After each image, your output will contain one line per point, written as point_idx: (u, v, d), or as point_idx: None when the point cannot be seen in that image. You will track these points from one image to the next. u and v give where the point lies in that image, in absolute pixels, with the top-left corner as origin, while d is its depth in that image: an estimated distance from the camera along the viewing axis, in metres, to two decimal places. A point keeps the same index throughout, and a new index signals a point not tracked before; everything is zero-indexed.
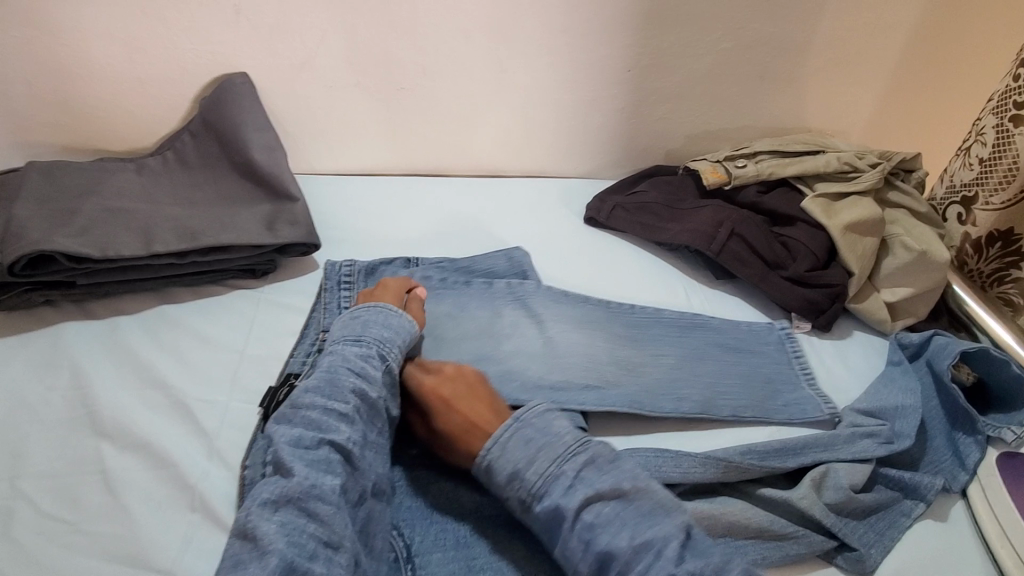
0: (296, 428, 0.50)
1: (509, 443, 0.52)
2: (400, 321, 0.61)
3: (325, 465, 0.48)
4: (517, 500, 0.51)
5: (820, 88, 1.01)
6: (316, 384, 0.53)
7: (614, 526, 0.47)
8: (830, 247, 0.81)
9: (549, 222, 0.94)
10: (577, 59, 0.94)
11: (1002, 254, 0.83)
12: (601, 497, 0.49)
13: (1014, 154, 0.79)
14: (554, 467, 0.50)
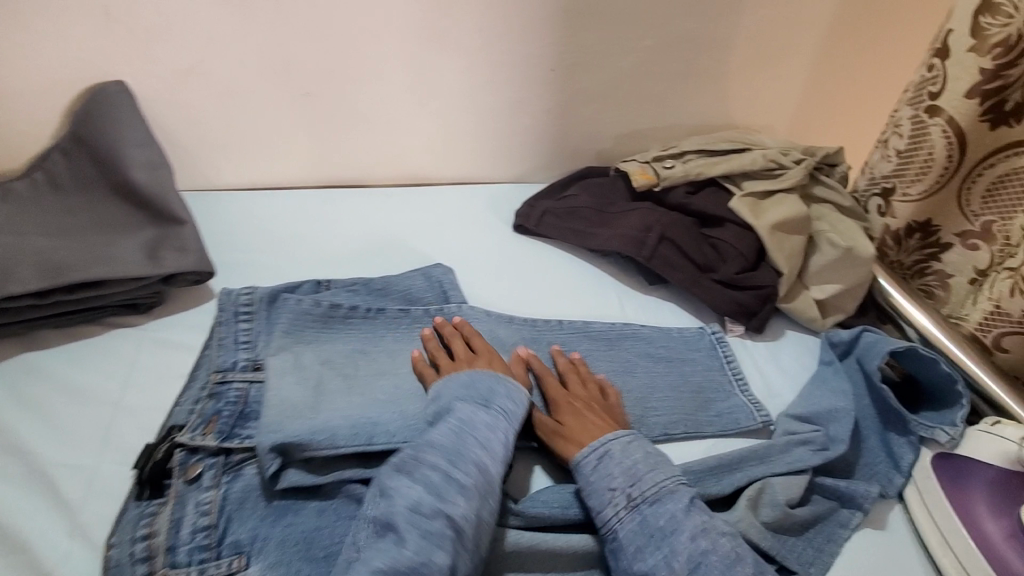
0: (416, 486, 0.49)
1: (627, 448, 0.57)
2: (519, 390, 0.61)
3: (440, 541, 0.46)
4: (622, 496, 0.54)
5: (744, 84, 1.00)
6: (445, 443, 0.52)
7: (725, 551, 0.51)
8: (758, 247, 0.79)
9: (476, 233, 0.89)
10: (496, 59, 0.89)
11: (921, 245, 0.86)
12: (716, 528, 0.52)
13: (931, 145, 0.80)
14: (672, 483, 0.55)
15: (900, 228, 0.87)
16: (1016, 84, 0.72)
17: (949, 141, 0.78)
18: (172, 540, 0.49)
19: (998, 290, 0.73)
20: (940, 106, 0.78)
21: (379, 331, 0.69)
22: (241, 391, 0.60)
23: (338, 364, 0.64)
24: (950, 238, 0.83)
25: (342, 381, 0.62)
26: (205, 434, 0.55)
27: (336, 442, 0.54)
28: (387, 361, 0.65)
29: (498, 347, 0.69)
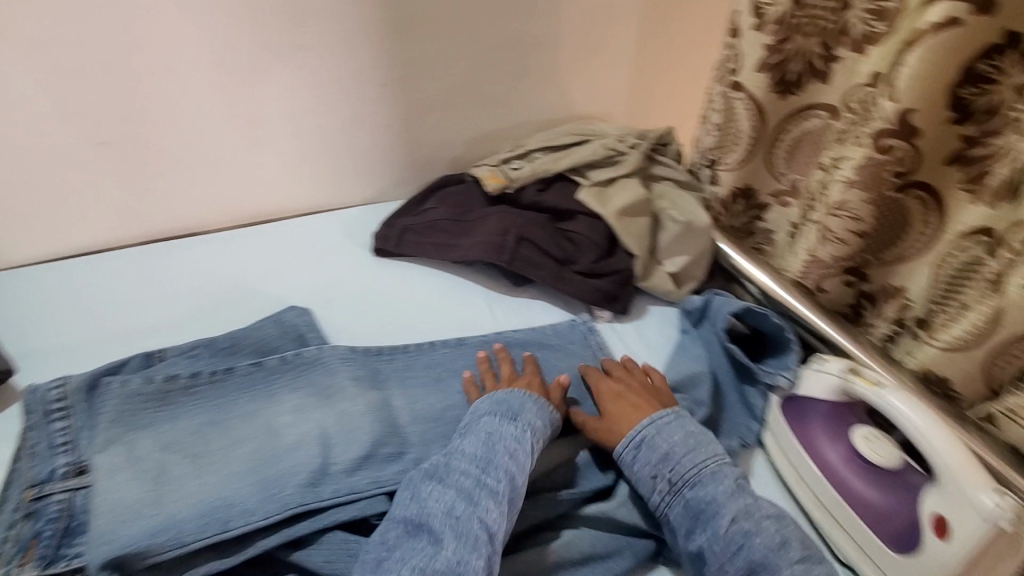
0: (449, 490, 0.53)
1: (664, 432, 0.60)
2: (552, 408, 0.63)
3: (472, 544, 0.49)
4: (662, 482, 0.58)
5: (578, 76, 1.03)
6: (475, 452, 0.56)
7: (770, 532, 0.54)
8: (609, 234, 0.82)
9: (334, 264, 0.84)
10: (317, 79, 0.85)
11: (746, 208, 0.95)
12: (759, 511, 0.55)
13: (739, 119, 0.89)
14: (712, 464, 0.58)
15: (727, 195, 0.96)
16: (793, 56, 0.81)
17: (751, 114, 0.87)
18: None
19: (811, 241, 0.82)
20: (741, 82, 0.86)
21: (231, 395, 0.62)
22: (63, 504, 0.52)
23: (183, 445, 0.57)
24: (767, 199, 0.92)
25: (190, 462, 0.55)
26: (23, 565, 0.48)
27: (181, 539, 0.50)
28: (244, 428, 0.59)
29: (370, 386, 0.65)
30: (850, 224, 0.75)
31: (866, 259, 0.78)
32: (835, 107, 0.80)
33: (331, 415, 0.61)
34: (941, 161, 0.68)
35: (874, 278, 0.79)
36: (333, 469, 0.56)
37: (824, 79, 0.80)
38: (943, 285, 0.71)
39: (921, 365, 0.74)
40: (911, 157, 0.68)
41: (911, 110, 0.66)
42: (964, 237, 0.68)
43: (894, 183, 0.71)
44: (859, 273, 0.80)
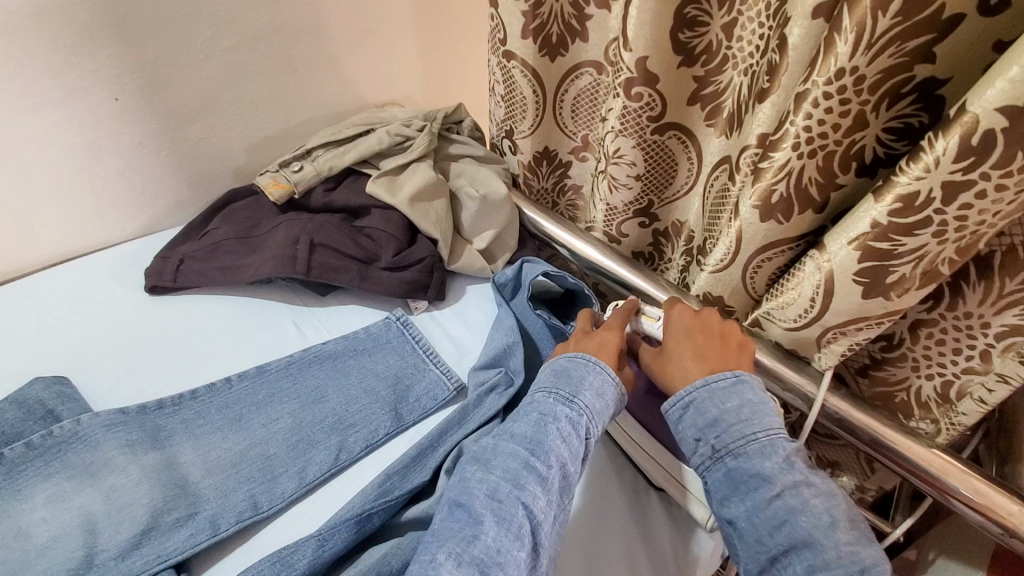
0: (494, 473, 0.51)
1: (720, 397, 0.56)
2: (613, 387, 0.59)
3: (512, 530, 0.47)
4: (706, 447, 0.55)
5: (357, 60, 0.97)
6: (526, 434, 0.54)
7: (820, 510, 0.48)
8: (407, 223, 0.80)
9: (99, 315, 0.72)
10: (18, 107, 0.70)
11: (552, 170, 0.99)
12: (811, 487, 0.50)
13: (519, 86, 0.88)
14: (766, 436, 0.53)
15: (529, 160, 0.97)
16: (550, 19, 0.81)
17: (530, 80, 0.86)
18: None
19: (603, 191, 0.85)
20: (511, 51, 0.84)
21: None
22: None
23: None
24: (567, 157, 0.97)
25: None
26: None
27: None
28: None
29: (147, 446, 0.57)
30: (629, 170, 0.79)
31: (653, 200, 0.86)
32: (601, 62, 0.84)
33: (95, 496, 0.52)
34: (684, 102, 0.74)
35: (661, 215, 0.88)
36: (100, 558, 0.49)
37: (584, 37, 0.82)
38: (710, 213, 0.77)
39: (698, 289, 0.76)
40: (659, 101, 0.73)
41: (647, 57, 0.68)
42: (716, 166, 0.75)
43: (653, 127, 0.75)
44: (649, 214, 0.88)
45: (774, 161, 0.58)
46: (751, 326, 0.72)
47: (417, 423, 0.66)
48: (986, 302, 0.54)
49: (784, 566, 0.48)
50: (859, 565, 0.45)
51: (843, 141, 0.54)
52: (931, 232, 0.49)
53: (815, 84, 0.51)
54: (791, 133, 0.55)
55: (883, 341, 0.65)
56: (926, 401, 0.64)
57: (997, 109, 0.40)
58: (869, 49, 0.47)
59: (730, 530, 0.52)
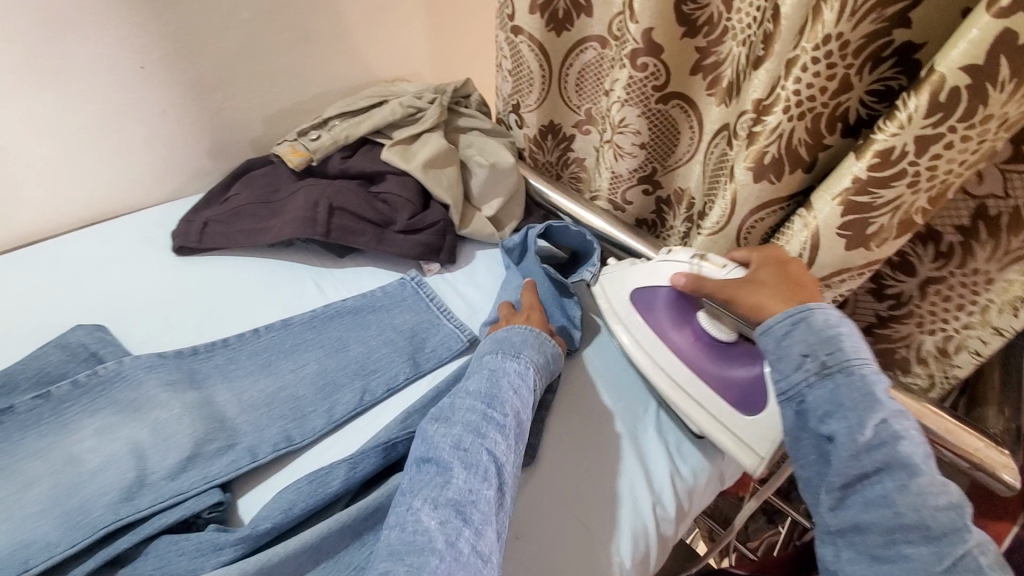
0: (457, 426, 0.54)
1: (832, 319, 0.54)
2: (551, 347, 0.66)
3: (482, 471, 0.50)
4: (813, 363, 0.52)
5: (367, 36, 1.00)
6: (479, 390, 0.58)
7: (916, 440, 0.50)
8: (421, 188, 0.84)
9: (129, 273, 0.76)
10: (49, 71, 0.73)
11: (557, 143, 1.03)
12: (907, 418, 0.51)
13: (527, 60, 0.92)
14: (872, 362, 0.52)
15: (536, 133, 1.01)
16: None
17: (537, 54, 0.91)
18: None
19: (608, 160, 0.90)
20: (519, 26, 0.88)
21: (15, 436, 0.55)
22: None
23: None
24: (570, 130, 1.01)
25: None
26: None
27: None
28: (38, 466, 0.53)
29: (184, 387, 0.61)
30: (633, 138, 0.84)
31: (655, 167, 0.90)
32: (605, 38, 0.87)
33: (141, 427, 0.56)
34: (686, 71, 0.79)
35: (664, 183, 0.92)
36: (151, 478, 0.53)
37: (588, 12, 0.86)
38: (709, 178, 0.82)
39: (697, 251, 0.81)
40: (662, 71, 0.77)
41: (652, 29, 0.72)
42: (716, 134, 0.79)
43: (656, 97, 0.80)
44: (653, 181, 0.92)
45: (767, 124, 0.62)
46: None
47: (434, 370, 0.70)
48: (993, 260, 0.60)
49: (871, 486, 0.49)
50: (947, 495, 0.47)
51: (830, 104, 0.59)
52: (905, 182, 0.54)
53: (804, 50, 0.56)
54: (783, 97, 0.59)
55: (892, 299, 0.70)
56: (926, 356, 0.69)
57: (960, 67, 0.45)
58: (851, 15, 0.52)
59: (818, 449, 0.52)
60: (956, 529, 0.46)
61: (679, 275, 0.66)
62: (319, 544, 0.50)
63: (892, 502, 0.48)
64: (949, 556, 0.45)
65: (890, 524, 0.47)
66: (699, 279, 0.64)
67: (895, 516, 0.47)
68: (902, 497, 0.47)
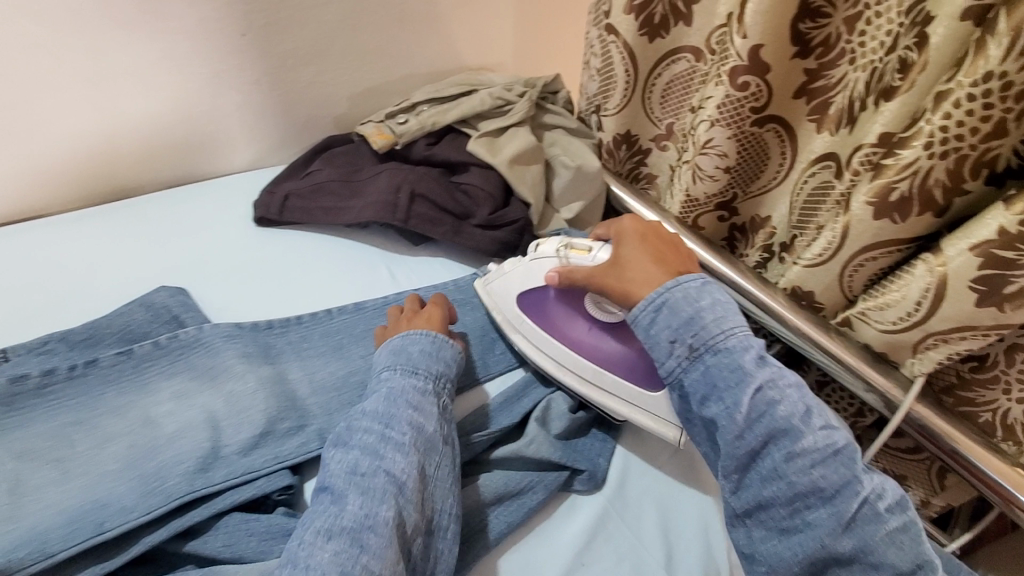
0: (352, 451, 0.49)
1: (691, 294, 0.55)
2: (450, 352, 0.60)
3: (379, 495, 0.46)
4: (682, 347, 0.54)
5: (460, 23, 0.98)
6: (375, 409, 0.52)
7: (795, 400, 0.51)
8: (504, 184, 0.82)
9: (211, 239, 0.76)
10: (158, 30, 0.73)
11: (631, 154, 0.94)
12: (783, 380, 0.52)
13: (615, 64, 0.83)
14: (741, 335, 0.53)
15: (610, 141, 0.92)
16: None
17: (627, 59, 0.81)
18: None
19: (685, 180, 0.83)
20: (614, 25, 0.79)
21: (97, 389, 0.55)
22: None
23: (41, 452, 0.50)
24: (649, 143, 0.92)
25: (54, 469, 0.49)
26: None
27: (47, 551, 0.44)
28: (116, 424, 0.53)
29: (260, 362, 0.61)
30: (718, 161, 0.77)
31: (737, 194, 0.83)
32: (700, 49, 0.79)
33: (218, 399, 0.56)
34: (790, 94, 0.72)
35: (742, 210, 0.85)
36: (225, 451, 0.52)
37: (687, 21, 0.78)
38: (799, 212, 0.76)
39: (787, 281, 0.77)
40: (764, 91, 0.71)
41: (761, 45, 0.66)
42: (815, 163, 0.72)
43: (753, 118, 0.73)
44: (730, 208, 0.85)
45: (901, 158, 0.58)
46: (840, 325, 0.74)
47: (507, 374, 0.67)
48: None
49: (765, 460, 0.50)
50: (834, 451, 0.50)
51: (979, 147, 0.54)
52: None
53: (961, 84, 0.52)
54: (925, 131, 0.55)
55: (975, 360, 0.65)
56: (1012, 423, 0.64)
57: None
58: (1021, 54, 0.49)
59: (708, 431, 0.54)
60: (842, 481, 0.49)
61: (552, 271, 0.64)
62: None
63: (783, 472, 0.49)
64: (845, 514, 0.48)
65: (787, 494, 0.49)
66: (569, 273, 0.62)
67: (789, 486, 0.49)
68: (794, 465, 0.49)
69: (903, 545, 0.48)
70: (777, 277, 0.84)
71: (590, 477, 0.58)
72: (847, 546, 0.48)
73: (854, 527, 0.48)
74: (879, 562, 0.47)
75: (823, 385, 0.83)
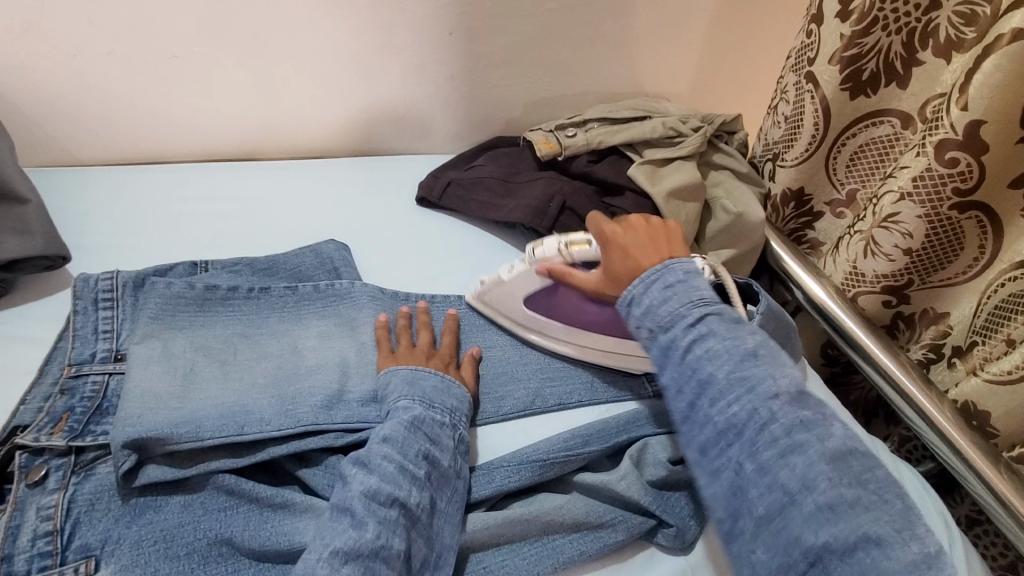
0: (372, 476, 0.48)
1: (645, 279, 0.53)
2: (461, 390, 0.59)
3: (394, 528, 0.46)
4: (642, 332, 0.52)
5: (647, 52, 0.98)
6: (396, 436, 0.51)
7: (726, 353, 0.46)
8: (655, 214, 0.81)
9: (378, 208, 0.85)
10: (387, 22, 0.82)
11: (797, 215, 0.85)
12: (720, 336, 0.47)
13: (807, 113, 0.76)
14: (682, 302, 0.50)
15: (779, 195, 0.85)
16: (871, 53, 0.69)
17: (820, 112, 0.75)
18: (8, 550, 0.43)
19: (853, 252, 0.74)
20: (818, 74, 0.74)
21: (264, 312, 0.64)
22: (100, 384, 0.55)
23: (212, 351, 0.58)
24: (823, 206, 0.82)
25: (217, 367, 0.57)
26: (54, 432, 0.50)
27: (200, 434, 0.50)
28: (270, 345, 0.61)
29: None
30: (900, 240, 0.67)
31: (912, 280, 0.71)
32: (910, 115, 0.69)
33: (353, 352, 0.62)
34: (1006, 181, 0.60)
35: (914, 299, 0.72)
36: (348, 397, 0.57)
37: (903, 82, 0.69)
38: (985, 316, 0.65)
39: (959, 394, 0.68)
40: (975, 174, 0.60)
41: (984, 122, 0.58)
42: (1018, 267, 0.61)
43: (954, 201, 0.63)
44: (900, 294, 0.73)
45: None
46: (1015, 461, 0.64)
47: (611, 405, 0.66)
48: None
49: (698, 411, 0.46)
50: (747, 384, 0.44)
51: None
52: None
53: None
54: None
55: None
56: None
57: None
58: None
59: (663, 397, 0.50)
60: (750, 413, 0.43)
61: (542, 268, 0.64)
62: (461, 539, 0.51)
63: (708, 416, 0.45)
64: (749, 442, 0.43)
65: (713, 434, 0.44)
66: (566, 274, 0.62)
67: (713, 428, 0.45)
68: (714, 406, 0.45)
69: (796, 464, 0.41)
70: (943, 383, 0.72)
71: (675, 534, 0.54)
72: (752, 470, 0.42)
73: (754, 451, 0.42)
74: (773, 482, 0.41)
75: (973, 524, 0.71)
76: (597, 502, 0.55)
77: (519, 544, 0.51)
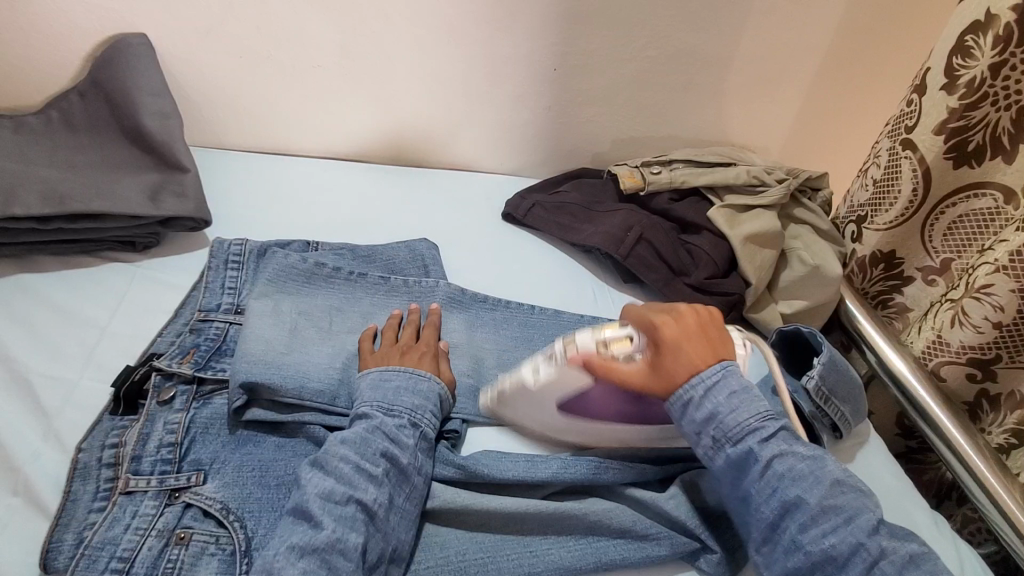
0: (328, 478, 0.49)
1: (710, 384, 0.55)
2: (431, 385, 0.59)
3: (351, 524, 0.47)
4: (707, 438, 0.54)
5: (738, 106, 1.01)
6: (353, 439, 0.52)
7: (807, 477, 0.52)
8: (730, 256, 0.83)
9: (467, 218, 0.92)
10: (500, 54, 0.91)
11: (884, 276, 0.83)
12: (795, 454, 0.53)
13: (902, 179, 0.77)
14: (756, 419, 0.54)
15: (866, 256, 0.84)
16: (978, 126, 0.69)
17: (918, 178, 0.75)
18: (138, 452, 0.51)
19: (940, 320, 0.73)
20: (916, 141, 0.75)
21: (358, 293, 0.71)
22: (222, 330, 0.63)
23: (313, 318, 0.66)
24: (913, 271, 0.80)
25: (316, 331, 0.64)
26: (183, 362, 0.58)
27: (301, 393, 0.57)
28: (361, 322, 0.68)
29: (469, 329, 0.71)
30: (991, 313, 0.66)
31: (1001, 355, 0.69)
32: (1013, 191, 0.68)
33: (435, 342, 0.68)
34: None
35: (1002, 378, 0.70)
36: None
37: (1009, 158, 0.68)
38: None
39: None
40: None
41: None
42: None
43: None
44: (986, 370, 0.71)
45: None
46: None
47: None
48: None
49: (783, 533, 0.51)
50: (843, 514, 0.50)
51: None
52: None
53: None
54: None
55: None
56: None
57: None
58: None
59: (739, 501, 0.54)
60: (852, 546, 0.49)
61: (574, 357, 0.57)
62: (513, 517, 0.54)
63: (801, 545, 0.50)
64: None
65: (807, 564, 0.49)
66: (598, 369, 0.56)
67: (805, 557, 0.49)
68: (808, 536, 0.50)
69: None
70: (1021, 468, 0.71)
71: (718, 562, 0.54)
72: None
73: None
74: None
75: None
76: (643, 515, 0.57)
77: (567, 537, 0.54)
